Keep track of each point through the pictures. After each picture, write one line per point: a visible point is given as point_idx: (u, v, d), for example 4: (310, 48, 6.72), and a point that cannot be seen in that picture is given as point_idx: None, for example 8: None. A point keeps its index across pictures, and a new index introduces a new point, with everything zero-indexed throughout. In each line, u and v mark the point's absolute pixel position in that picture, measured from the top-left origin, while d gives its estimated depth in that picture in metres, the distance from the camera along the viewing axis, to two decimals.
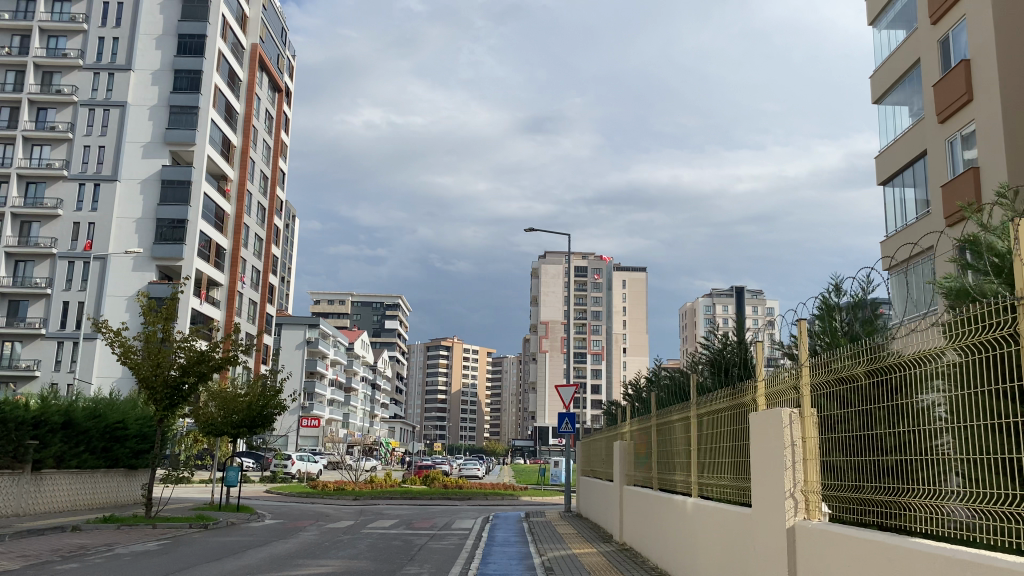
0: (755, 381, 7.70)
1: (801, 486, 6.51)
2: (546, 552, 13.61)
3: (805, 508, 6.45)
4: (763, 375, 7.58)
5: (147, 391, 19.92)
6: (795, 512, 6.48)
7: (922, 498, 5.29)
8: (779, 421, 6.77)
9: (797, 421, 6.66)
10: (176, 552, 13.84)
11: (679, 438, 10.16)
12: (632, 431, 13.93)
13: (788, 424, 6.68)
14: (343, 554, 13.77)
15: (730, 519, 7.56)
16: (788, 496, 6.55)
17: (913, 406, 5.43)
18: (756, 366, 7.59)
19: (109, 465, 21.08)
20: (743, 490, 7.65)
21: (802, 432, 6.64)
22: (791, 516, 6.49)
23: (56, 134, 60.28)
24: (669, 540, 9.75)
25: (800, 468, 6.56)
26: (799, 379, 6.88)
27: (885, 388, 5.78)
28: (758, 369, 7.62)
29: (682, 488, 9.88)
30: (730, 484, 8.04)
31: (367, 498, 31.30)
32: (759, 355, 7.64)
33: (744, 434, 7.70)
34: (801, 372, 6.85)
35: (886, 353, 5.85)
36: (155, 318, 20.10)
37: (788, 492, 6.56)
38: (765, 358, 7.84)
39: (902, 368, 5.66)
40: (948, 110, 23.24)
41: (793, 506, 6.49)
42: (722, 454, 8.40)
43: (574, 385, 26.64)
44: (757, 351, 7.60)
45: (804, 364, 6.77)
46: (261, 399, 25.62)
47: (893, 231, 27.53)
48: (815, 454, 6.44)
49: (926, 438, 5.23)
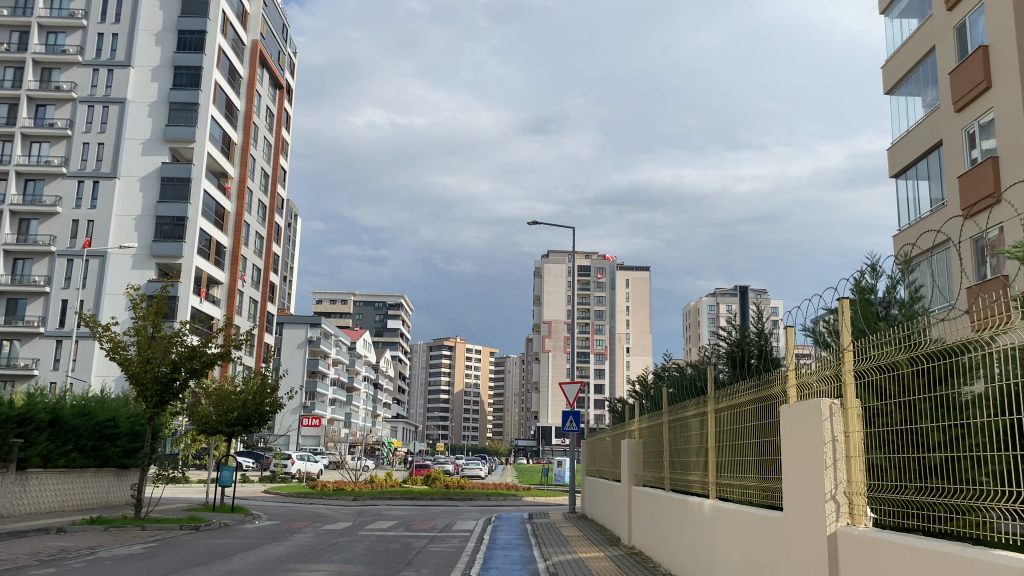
0: (784, 371, 6.98)
1: (844, 490, 5.73)
2: (551, 555, 12.90)
3: (848, 512, 5.67)
4: (792, 364, 6.84)
5: (137, 388, 19.23)
6: (837, 517, 5.71)
7: (966, 499, 4.67)
8: (818, 413, 6.01)
9: (838, 414, 5.89)
10: (163, 556, 13.14)
11: (696, 436, 9.43)
12: (642, 428, 13.21)
13: (829, 418, 5.90)
14: (337, 559, 13.01)
15: (759, 526, 6.82)
16: (829, 499, 5.77)
17: (956, 398, 4.80)
18: (786, 356, 6.87)
19: (98, 464, 20.41)
20: (772, 494, 6.93)
21: (843, 427, 5.85)
22: (832, 521, 5.73)
23: (56, 131, 59.27)
24: (686, 547, 9.02)
25: (842, 468, 5.79)
26: (837, 366, 6.12)
27: (927, 377, 5.13)
28: (787, 355, 6.93)
29: (699, 488, 9.18)
30: (756, 485, 7.35)
31: (366, 499, 30.65)
32: (788, 343, 6.90)
33: (773, 430, 6.98)
34: (841, 357, 6.10)
35: (925, 338, 5.20)
36: (146, 313, 19.42)
37: (829, 494, 5.78)
38: (792, 348, 7.13)
39: (943, 356, 5.00)
40: (965, 98, 22.61)
41: (834, 510, 5.73)
42: (747, 452, 7.67)
43: (578, 382, 25.77)
44: (788, 338, 6.90)
45: (845, 347, 6.00)
46: (258, 395, 24.95)
47: (906, 225, 26.80)
48: (859, 450, 5.67)
49: (972, 432, 4.62)
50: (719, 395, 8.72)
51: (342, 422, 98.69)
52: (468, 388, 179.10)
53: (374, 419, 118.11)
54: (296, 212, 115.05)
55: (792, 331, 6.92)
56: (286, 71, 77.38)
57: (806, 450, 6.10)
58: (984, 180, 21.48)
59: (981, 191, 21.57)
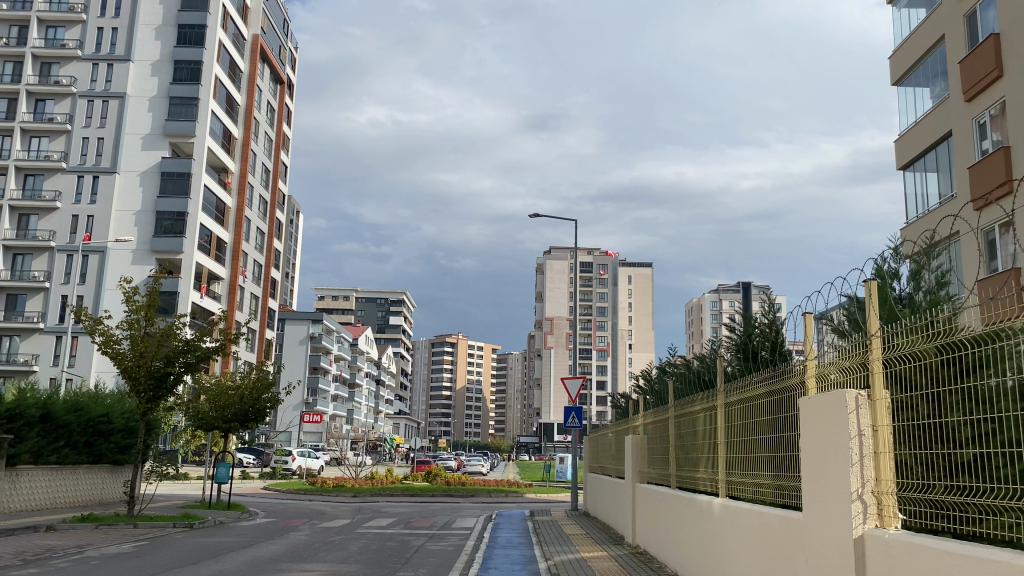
0: (803, 361, 6.53)
1: (874, 491, 5.23)
2: (551, 555, 12.46)
3: (877, 511, 5.18)
4: (814, 350, 6.40)
5: (130, 382, 18.82)
6: (864, 518, 5.21)
7: (1005, 500, 4.20)
8: (842, 406, 5.50)
9: (866, 407, 5.38)
10: (154, 555, 12.77)
11: (705, 430, 9.02)
12: (646, 424, 12.82)
13: (854, 410, 5.40)
14: (332, 558, 12.59)
15: (775, 528, 6.39)
16: (856, 498, 5.27)
17: (988, 389, 4.36)
18: (807, 347, 6.42)
19: (91, 461, 20.04)
20: (792, 493, 6.47)
21: (870, 420, 5.36)
22: (858, 523, 5.24)
23: (55, 126, 58.72)
24: (695, 548, 8.58)
25: (870, 464, 5.29)
26: (865, 352, 5.61)
27: (957, 368, 4.68)
28: (807, 344, 6.48)
29: (708, 487, 8.75)
30: (773, 482, 6.90)
31: (366, 495, 30.24)
32: (808, 331, 6.45)
33: (792, 425, 6.53)
34: (866, 343, 5.65)
35: (955, 328, 4.75)
36: (138, 306, 19.03)
37: (855, 493, 5.29)
38: (810, 335, 6.70)
39: (973, 347, 4.56)
40: (976, 87, 22.14)
41: (862, 511, 5.22)
42: (762, 448, 7.21)
43: (581, 377, 25.23)
44: (807, 324, 6.49)
45: (871, 332, 5.52)
46: (255, 391, 24.49)
47: (914, 218, 26.33)
48: (889, 445, 5.17)
49: (1008, 427, 4.16)
50: (730, 388, 8.34)
51: (344, 418, 98.29)
52: (470, 384, 178.55)
53: (376, 415, 117.74)
54: (297, 207, 114.71)
55: (811, 319, 6.50)
56: (286, 65, 76.90)
57: (829, 444, 5.62)
58: (995, 171, 21.00)
59: (992, 182, 21.11)
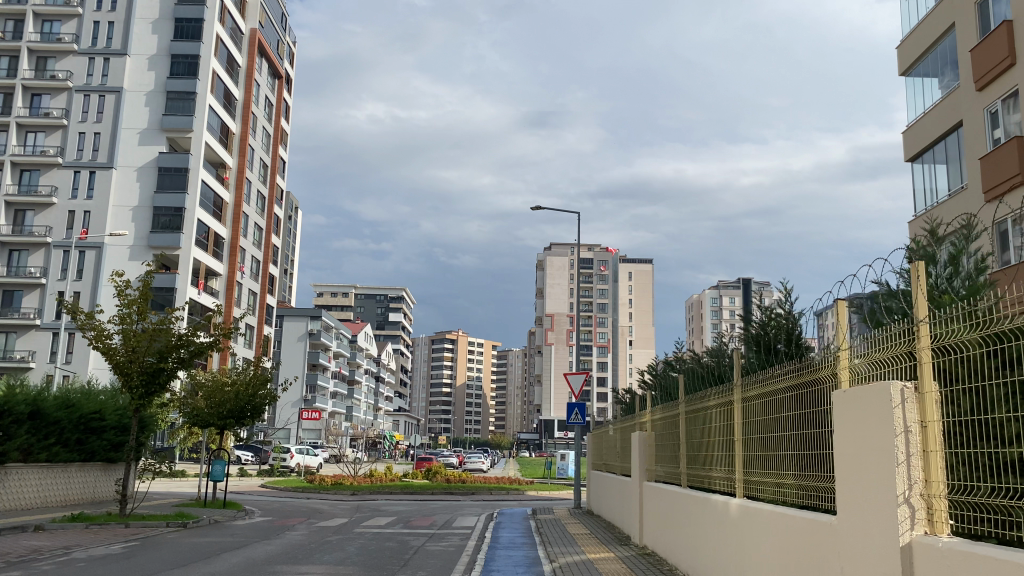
0: (836, 353, 6.03)
1: (924, 495, 4.58)
2: (557, 557, 11.96)
3: (926, 517, 4.56)
4: (850, 342, 5.86)
5: (123, 378, 18.37)
6: (912, 524, 4.58)
7: None
8: (885, 399, 4.86)
9: (912, 401, 4.74)
10: (145, 556, 12.32)
11: (721, 427, 8.49)
12: (654, 420, 12.36)
13: (899, 404, 4.76)
14: (328, 560, 12.13)
15: (808, 534, 5.83)
16: (902, 502, 4.63)
17: None
18: (839, 339, 5.92)
19: (84, 459, 19.59)
20: (827, 496, 5.93)
21: (918, 416, 4.72)
22: (905, 530, 4.60)
23: (51, 120, 58.26)
24: (713, 555, 8.03)
25: (916, 464, 4.66)
26: (909, 339, 5.02)
27: (1001, 360, 4.20)
28: (840, 330, 5.95)
29: (724, 487, 8.26)
30: (803, 482, 6.37)
31: (365, 494, 29.76)
32: (841, 318, 5.94)
33: (825, 423, 5.98)
34: (910, 330, 5.06)
35: (1000, 316, 4.24)
36: (131, 301, 18.50)
37: (901, 497, 4.64)
38: (839, 326, 6.21)
39: (1021, 335, 4.07)
40: (988, 76, 21.70)
41: (909, 515, 4.58)
42: (790, 446, 6.68)
43: (583, 373, 24.73)
44: (838, 310, 5.96)
45: (914, 319, 4.94)
46: (251, 388, 24.00)
47: (923, 208, 25.87)
48: (940, 442, 4.55)
49: None
50: (749, 382, 7.84)
51: (343, 415, 97.82)
52: (470, 380, 178.28)
53: (376, 412, 117.31)
54: (297, 204, 114.54)
55: (843, 305, 5.96)
56: (285, 60, 76.32)
57: (867, 441, 5.02)
58: (1007, 162, 20.54)
59: (1005, 173, 20.62)
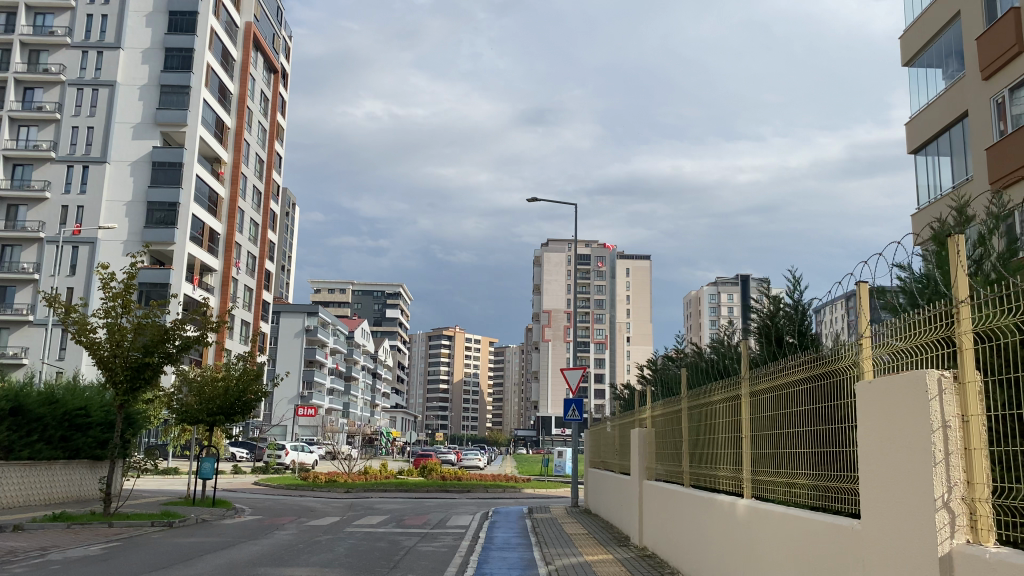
0: (859, 342, 5.54)
1: (966, 498, 4.06)
2: (553, 559, 11.44)
3: (970, 523, 4.03)
4: (875, 329, 5.35)
5: (107, 374, 17.84)
6: (953, 532, 4.05)
7: None
8: (921, 390, 4.31)
9: (951, 392, 4.19)
10: (125, 559, 11.77)
11: (728, 423, 8.04)
12: (654, 417, 11.89)
13: (938, 396, 4.20)
14: (315, 561, 11.66)
15: (825, 538, 5.36)
16: (940, 506, 4.10)
17: None
18: (862, 325, 5.43)
19: (69, 456, 19.14)
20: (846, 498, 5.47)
21: (959, 409, 4.16)
22: (946, 538, 4.07)
23: (44, 114, 57.51)
24: (716, 560, 7.60)
25: (958, 466, 4.11)
26: (948, 324, 4.48)
27: None
28: (863, 318, 5.45)
29: (730, 486, 7.84)
30: (824, 483, 5.90)
31: (358, 491, 29.27)
32: (865, 302, 5.43)
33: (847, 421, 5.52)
34: (948, 312, 4.53)
35: None
36: (115, 294, 17.97)
37: (941, 501, 4.11)
38: (859, 314, 5.72)
39: None
40: (993, 65, 21.29)
41: (949, 522, 4.06)
42: (810, 444, 6.21)
43: (581, 367, 24.12)
44: (860, 295, 5.43)
45: (955, 301, 4.39)
46: (242, 383, 23.52)
47: (926, 202, 25.41)
48: (983, 440, 4.01)
49: None
50: (758, 375, 7.38)
51: (341, 412, 97.37)
52: (467, 377, 177.81)
53: (372, 409, 116.88)
54: (294, 200, 113.81)
55: (866, 290, 5.44)
56: (281, 54, 75.70)
57: (901, 437, 4.50)
58: (1012, 151, 20.08)
59: (1010, 164, 20.14)
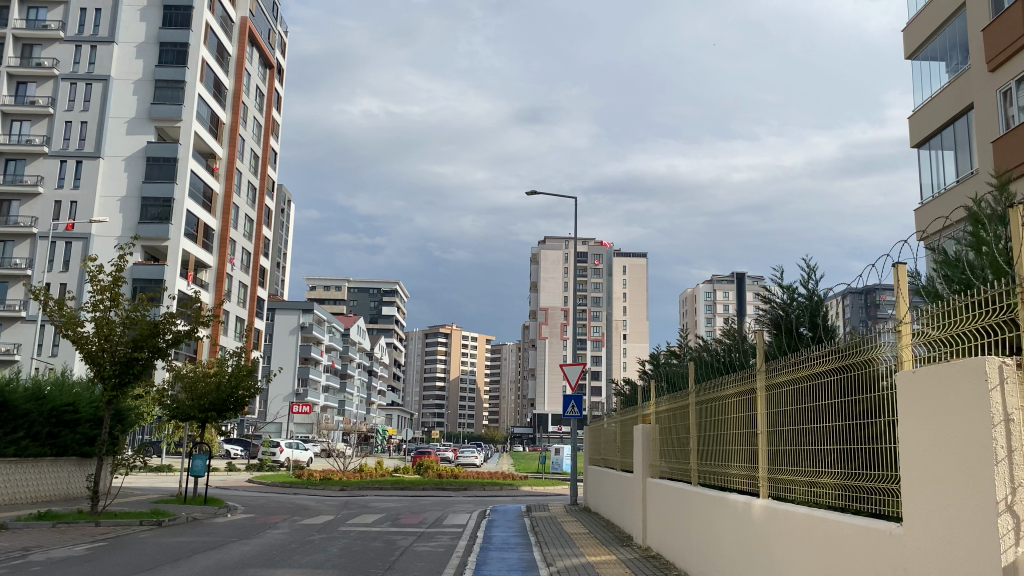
0: (894, 331, 5.13)
1: None
2: (555, 560, 10.98)
3: None
4: (912, 315, 4.93)
5: (96, 370, 17.40)
6: (1017, 539, 3.67)
7: None
8: (979, 379, 3.90)
9: (1014, 382, 3.80)
10: (111, 560, 11.36)
11: (741, 418, 7.67)
12: (658, 413, 11.52)
13: (997, 387, 3.81)
14: (306, 562, 11.24)
15: (857, 544, 4.99)
16: (1004, 511, 3.71)
17: None
18: (900, 309, 4.99)
19: (56, 453, 18.70)
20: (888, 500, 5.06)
21: (1021, 402, 3.78)
22: (1007, 545, 3.68)
23: (37, 109, 56.94)
24: (728, 561, 7.26)
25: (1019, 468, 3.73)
26: (1007, 305, 4.07)
27: None
28: (900, 301, 4.99)
29: (742, 485, 7.49)
30: (853, 485, 5.53)
31: (353, 489, 28.90)
32: (902, 286, 4.99)
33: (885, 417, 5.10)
34: (1003, 296, 4.13)
35: None
36: (103, 287, 17.50)
37: (1002, 504, 3.72)
38: (894, 304, 5.29)
39: None
40: (1000, 57, 20.90)
41: (1012, 529, 3.67)
42: (837, 438, 5.84)
43: (581, 364, 23.70)
44: (898, 277, 4.97)
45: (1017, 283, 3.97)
46: (233, 379, 23.06)
47: (928, 198, 25.00)
48: None
49: None
50: (775, 368, 6.99)
51: (335, 410, 96.99)
52: (463, 374, 177.43)
53: (368, 407, 116.52)
54: (289, 197, 113.16)
55: (904, 273, 5.00)
56: (276, 49, 75.08)
57: (951, 432, 4.10)
58: (1017, 144, 19.73)
59: (1015, 156, 19.74)
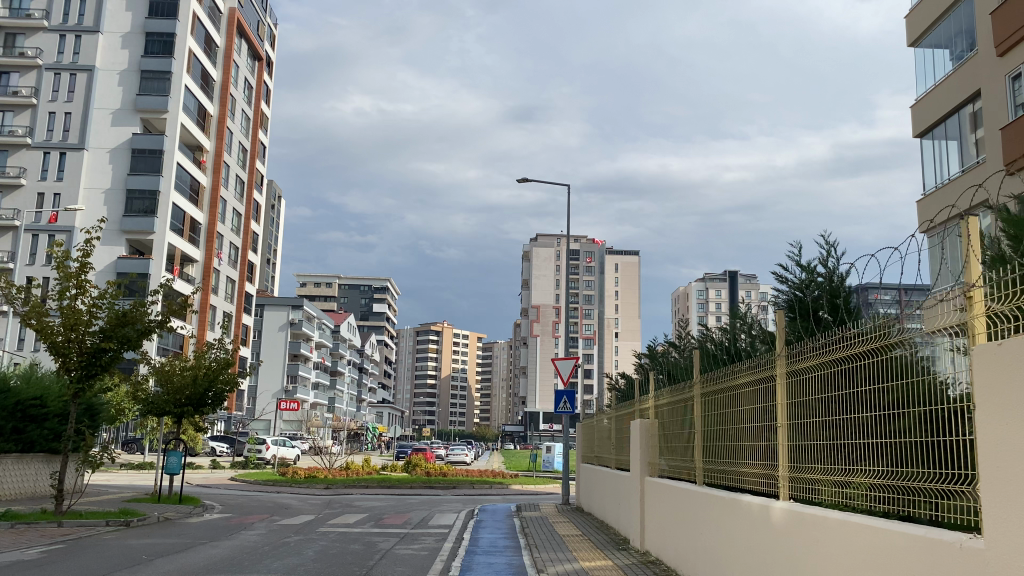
0: (958, 295, 4.23)
1: None
2: (544, 567, 9.98)
3: None
4: (979, 273, 4.05)
5: (62, 363, 16.45)
6: None
7: None
8: None
9: None
10: (67, 564, 10.47)
11: (755, 410, 6.83)
12: (657, 406, 10.69)
13: None
14: (276, 568, 10.28)
15: (910, 558, 4.19)
16: None
17: None
18: (970, 267, 4.04)
19: (21, 450, 17.77)
20: (940, 496, 4.28)
21: None
22: None
23: (19, 99, 55.47)
24: (738, 565, 6.50)
25: None
26: None
27: None
28: (967, 260, 4.10)
29: (757, 483, 6.67)
30: (896, 482, 4.69)
31: (338, 488, 27.97)
32: (972, 242, 4.10)
33: (937, 400, 4.28)
34: None
35: None
36: (69, 274, 16.53)
37: None
38: (954, 275, 4.39)
39: None
40: (1008, 41, 20.20)
41: None
42: (868, 431, 5.02)
43: (572, 356, 22.80)
44: (967, 233, 4.10)
45: None
46: (209, 373, 22.12)
47: (931, 189, 24.26)
48: None
49: None
50: (794, 355, 6.19)
51: (324, 407, 95.84)
52: (455, 372, 176.48)
53: (358, 404, 115.38)
54: (280, 193, 111.90)
55: (973, 227, 4.11)
56: (265, 41, 73.90)
57: None
58: None
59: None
